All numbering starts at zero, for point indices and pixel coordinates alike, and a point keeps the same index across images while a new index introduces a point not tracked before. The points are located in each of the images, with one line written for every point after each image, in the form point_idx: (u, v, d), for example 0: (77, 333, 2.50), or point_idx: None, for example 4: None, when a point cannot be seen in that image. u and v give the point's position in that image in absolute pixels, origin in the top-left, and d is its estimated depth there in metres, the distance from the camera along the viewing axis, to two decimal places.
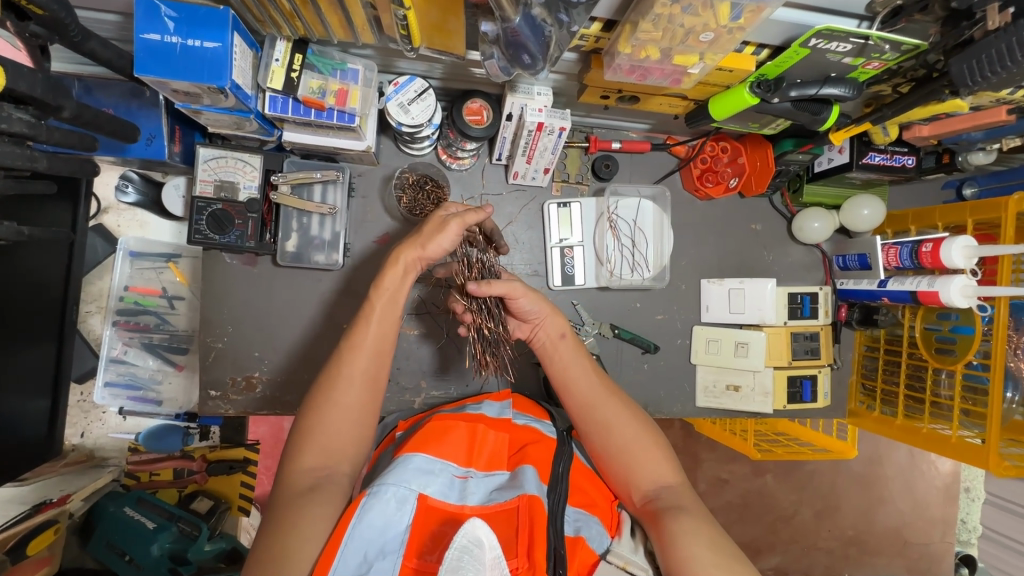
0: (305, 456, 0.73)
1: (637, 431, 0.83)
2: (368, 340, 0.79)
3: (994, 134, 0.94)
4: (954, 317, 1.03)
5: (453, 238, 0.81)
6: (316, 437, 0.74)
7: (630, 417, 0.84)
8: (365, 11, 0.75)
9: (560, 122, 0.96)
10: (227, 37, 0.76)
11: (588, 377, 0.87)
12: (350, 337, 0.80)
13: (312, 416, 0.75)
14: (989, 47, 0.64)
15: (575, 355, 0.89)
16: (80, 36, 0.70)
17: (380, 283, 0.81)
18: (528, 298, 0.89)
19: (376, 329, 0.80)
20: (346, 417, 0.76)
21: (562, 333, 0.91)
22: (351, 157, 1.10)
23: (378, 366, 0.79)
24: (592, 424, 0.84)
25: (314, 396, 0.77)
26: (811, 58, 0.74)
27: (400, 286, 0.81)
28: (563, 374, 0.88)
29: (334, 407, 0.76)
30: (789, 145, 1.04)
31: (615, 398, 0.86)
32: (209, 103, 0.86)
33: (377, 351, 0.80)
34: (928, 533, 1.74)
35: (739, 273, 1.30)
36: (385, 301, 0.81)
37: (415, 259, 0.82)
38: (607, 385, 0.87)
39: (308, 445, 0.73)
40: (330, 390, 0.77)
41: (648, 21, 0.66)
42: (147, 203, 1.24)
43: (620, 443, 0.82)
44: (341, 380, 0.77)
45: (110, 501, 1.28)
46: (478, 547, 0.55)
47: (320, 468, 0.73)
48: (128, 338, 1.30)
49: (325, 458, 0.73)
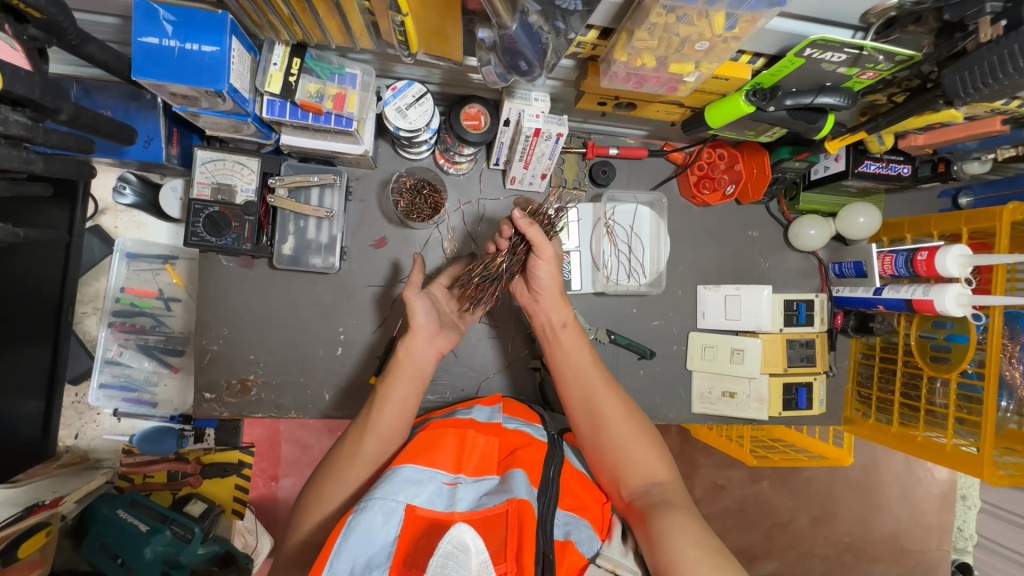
0: (303, 529, 0.79)
1: (631, 428, 0.84)
2: (376, 427, 0.82)
3: (988, 144, 0.94)
4: (949, 325, 1.03)
5: (421, 302, 0.91)
6: (314, 512, 0.79)
7: (625, 413, 0.85)
8: (363, 17, 0.76)
9: (558, 128, 0.97)
10: (225, 41, 0.76)
11: (588, 368, 0.90)
12: (359, 425, 0.84)
13: (317, 489, 0.81)
14: (983, 58, 0.64)
15: (578, 344, 0.92)
16: (78, 40, 0.70)
17: (393, 377, 0.85)
18: (547, 268, 0.91)
19: (385, 416, 0.83)
20: (344, 498, 0.80)
21: (565, 322, 0.93)
22: (349, 161, 1.10)
23: (382, 453, 0.82)
24: (587, 416, 0.86)
25: (325, 466, 0.83)
26: (806, 67, 0.74)
27: (428, 366, 0.90)
28: (564, 365, 0.91)
29: (334, 487, 0.80)
30: (785, 153, 1.05)
31: (613, 394, 0.87)
32: (207, 106, 0.86)
33: (384, 437, 0.82)
34: (925, 540, 1.73)
35: (736, 280, 1.31)
36: (399, 390, 0.85)
37: (427, 343, 0.90)
38: (606, 380, 0.89)
39: (310, 511, 0.80)
40: (333, 471, 0.81)
41: (644, 30, 0.67)
42: (145, 205, 1.24)
43: (614, 437, 0.83)
44: (344, 463, 0.81)
45: (103, 504, 1.26)
46: (463, 552, 0.55)
47: (317, 535, 0.78)
48: (123, 340, 1.30)
49: (318, 531, 0.79)
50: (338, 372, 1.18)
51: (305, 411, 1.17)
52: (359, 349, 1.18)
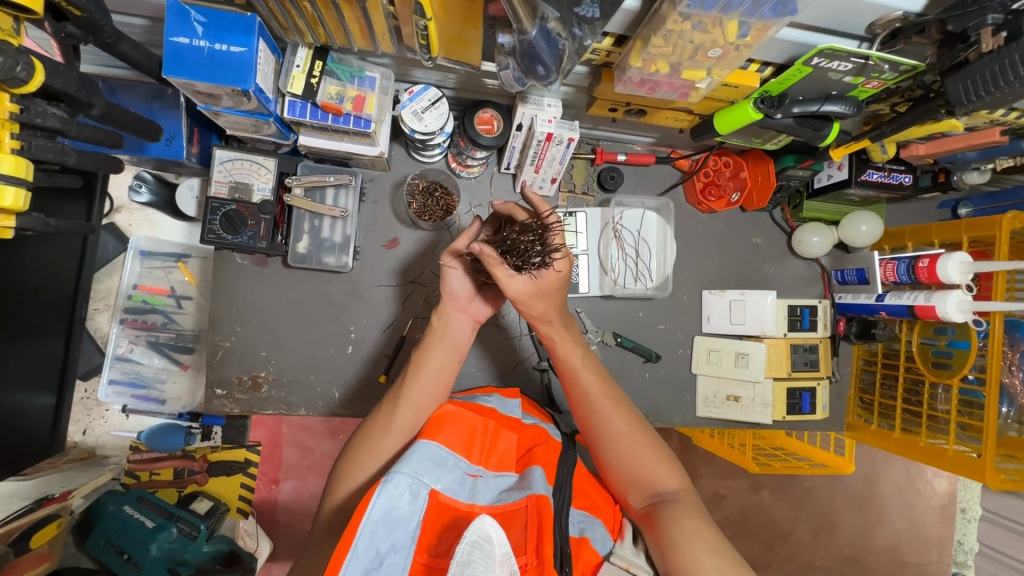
0: (339, 493, 0.78)
1: (639, 440, 0.82)
2: (412, 393, 0.85)
3: (988, 154, 0.96)
4: (951, 332, 1.05)
5: (456, 273, 0.90)
6: (348, 480, 0.79)
7: (632, 426, 0.84)
8: (387, 20, 0.78)
9: (569, 133, 0.99)
10: (253, 42, 0.79)
11: (593, 385, 0.86)
12: (395, 390, 0.87)
13: (349, 458, 0.81)
14: (984, 68, 0.67)
15: (580, 361, 0.88)
16: (114, 38, 0.73)
17: (428, 346, 0.89)
18: (528, 300, 0.85)
19: (424, 380, 0.86)
20: (374, 470, 0.80)
21: (554, 347, 0.90)
22: (364, 163, 1.13)
23: (417, 421, 0.84)
24: (594, 430, 0.85)
25: (358, 439, 0.84)
26: (814, 76, 0.77)
27: (464, 338, 0.92)
28: (566, 378, 0.88)
29: (369, 453, 0.80)
30: (790, 161, 1.08)
31: (619, 407, 0.85)
32: (230, 105, 0.89)
33: (418, 403, 0.84)
34: (925, 553, 1.74)
35: (740, 285, 1.33)
36: (443, 348, 0.89)
37: (460, 315, 0.92)
38: (612, 394, 0.86)
39: (340, 482, 0.79)
40: (368, 439, 0.82)
41: (660, 36, 0.69)
42: (159, 203, 1.26)
43: (622, 450, 0.82)
44: (379, 430, 0.82)
45: (110, 500, 1.27)
46: (488, 543, 0.55)
47: (343, 509, 0.77)
48: (134, 337, 1.31)
49: (353, 497, 0.78)
50: (348, 370, 1.19)
51: (313, 409, 1.18)
52: (369, 349, 1.20)
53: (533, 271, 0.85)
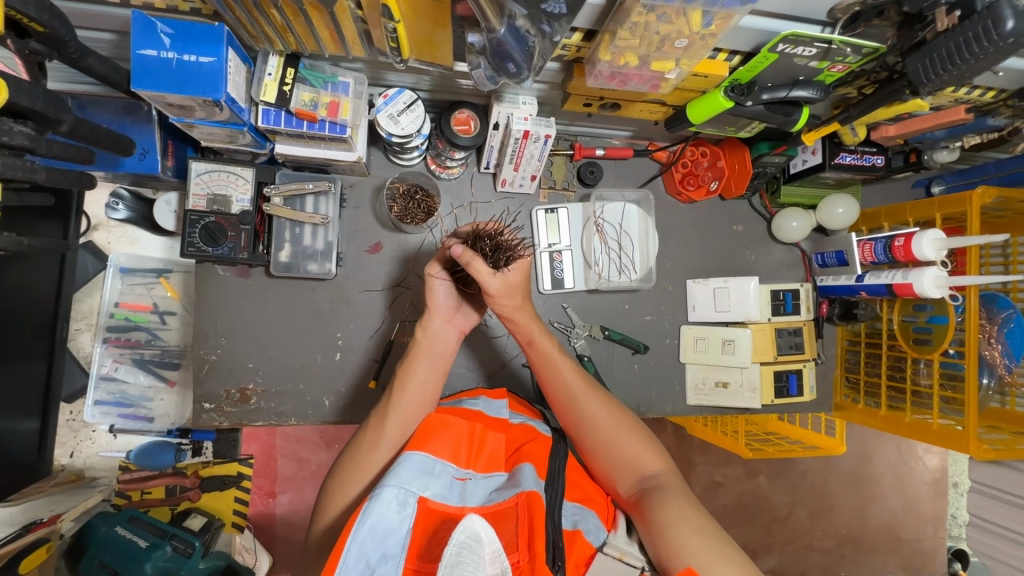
0: (329, 512, 0.78)
1: (620, 429, 0.85)
2: (397, 408, 0.84)
3: (955, 132, 0.99)
4: (930, 308, 1.08)
5: (441, 284, 0.92)
6: (337, 498, 0.79)
7: (611, 414, 0.86)
8: (356, 25, 0.78)
9: (545, 129, 1.00)
10: (222, 52, 0.78)
11: (569, 376, 0.89)
12: (381, 408, 0.86)
13: (336, 478, 0.81)
14: (941, 46, 0.68)
15: (556, 352, 0.91)
16: (79, 53, 0.72)
17: (412, 358, 0.89)
18: (502, 296, 0.86)
19: (413, 395, 0.86)
20: (363, 487, 0.79)
21: (530, 340, 0.91)
22: (342, 169, 1.12)
23: (405, 435, 0.83)
24: (576, 422, 0.87)
25: (346, 457, 0.83)
26: (780, 62, 0.79)
27: (449, 346, 0.93)
28: (545, 372, 0.90)
29: (356, 470, 0.80)
30: (765, 148, 1.10)
31: (597, 397, 0.88)
32: (202, 116, 0.88)
33: (405, 418, 0.84)
34: (920, 529, 1.76)
35: (723, 273, 1.34)
36: (430, 358, 0.90)
37: (446, 324, 0.92)
38: (589, 385, 0.89)
39: (329, 503, 0.79)
40: (356, 456, 0.82)
41: (626, 29, 0.70)
42: (137, 219, 1.25)
43: (603, 439, 0.85)
44: (368, 447, 0.82)
45: (101, 522, 1.23)
46: (477, 542, 0.55)
47: (332, 527, 0.77)
48: (118, 355, 1.30)
49: (346, 511, 0.78)
50: (337, 378, 1.19)
51: (304, 418, 1.18)
52: (358, 356, 1.19)
53: (506, 269, 0.86)
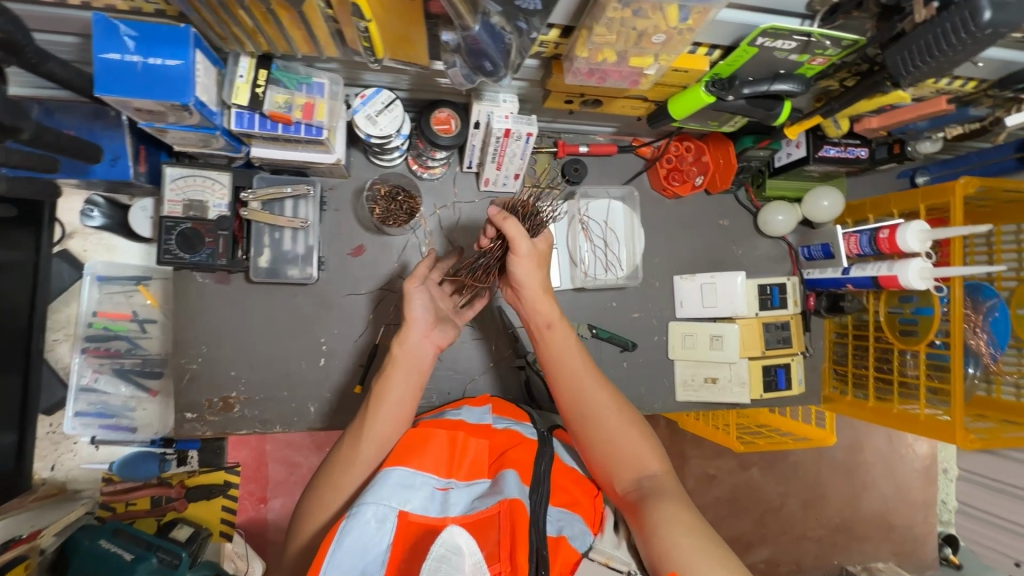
0: (303, 533, 0.78)
1: (621, 426, 0.84)
2: (374, 427, 0.81)
3: (938, 123, 0.98)
4: (914, 300, 1.08)
5: (419, 297, 0.91)
6: (313, 517, 0.78)
7: (616, 410, 0.85)
8: (328, 24, 0.76)
9: (527, 128, 0.98)
10: (189, 54, 0.76)
11: (578, 366, 0.88)
12: (356, 426, 0.83)
13: (311, 497, 0.80)
14: (920, 38, 0.68)
15: (567, 341, 0.89)
16: (38, 58, 0.70)
17: (387, 376, 0.85)
18: (530, 266, 0.86)
19: (389, 414, 0.82)
20: (338, 507, 0.78)
21: (550, 323, 0.89)
22: (321, 171, 1.10)
23: (381, 453, 0.81)
24: (579, 414, 0.85)
25: (322, 474, 0.82)
26: (760, 56, 0.77)
27: (426, 363, 0.89)
28: (553, 361, 0.89)
29: (332, 490, 0.79)
30: (749, 142, 1.09)
31: (604, 391, 0.87)
32: (173, 120, 0.86)
33: (383, 437, 0.81)
34: (911, 516, 1.78)
35: (710, 269, 1.34)
36: (407, 374, 0.86)
37: (422, 340, 0.90)
38: (597, 377, 0.88)
39: (304, 522, 0.78)
40: (332, 475, 0.80)
41: (602, 25, 0.69)
42: (113, 225, 1.23)
43: (606, 434, 0.83)
44: (343, 466, 0.80)
45: (84, 535, 1.18)
46: (457, 555, 0.54)
47: (308, 548, 0.77)
48: (98, 365, 1.27)
49: (320, 532, 0.77)
50: (323, 383, 1.17)
51: (290, 425, 1.16)
52: (344, 360, 1.18)
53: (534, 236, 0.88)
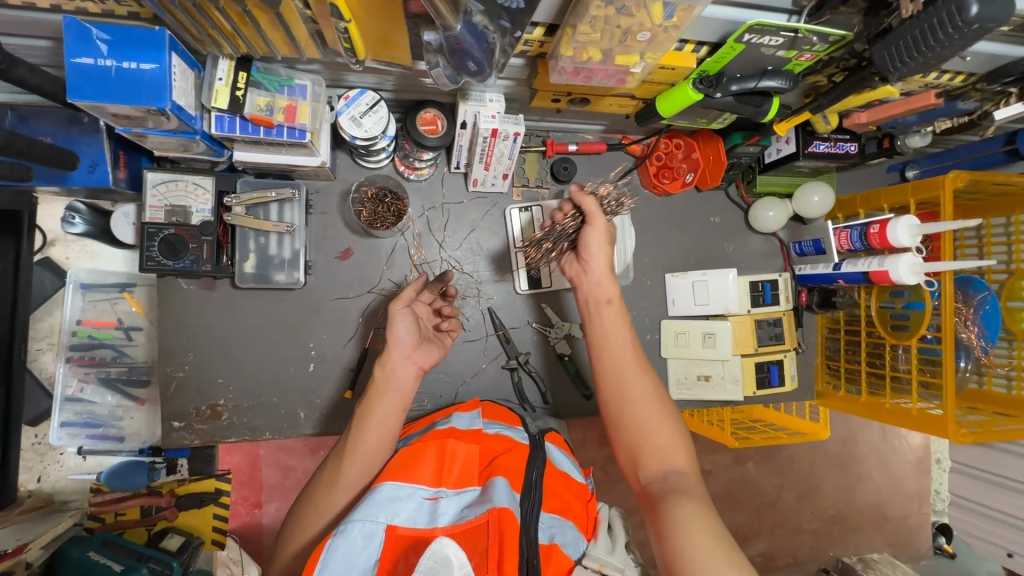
0: (287, 551, 0.78)
1: (656, 417, 0.82)
2: (358, 449, 0.80)
3: (926, 117, 0.98)
4: (906, 295, 1.07)
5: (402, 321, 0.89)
6: (298, 536, 0.79)
7: (654, 399, 0.84)
8: (307, 26, 0.75)
9: (514, 127, 0.96)
10: (164, 57, 0.74)
11: (624, 349, 0.87)
12: (341, 446, 0.82)
13: (297, 516, 0.80)
14: (906, 33, 0.67)
15: (617, 323, 0.89)
16: (5, 63, 0.68)
17: (371, 401, 0.83)
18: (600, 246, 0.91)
19: (373, 436, 0.81)
20: (323, 527, 0.78)
21: (611, 299, 0.90)
22: (306, 174, 1.09)
23: (367, 474, 0.80)
24: (619, 397, 0.85)
25: (309, 492, 0.82)
26: (747, 52, 0.76)
27: (409, 385, 0.86)
28: (600, 340, 0.88)
29: (316, 511, 0.79)
30: (738, 138, 1.07)
31: (646, 378, 0.85)
32: (152, 125, 0.84)
33: (368, 457, 0.80)
34: (905, 506, 1.79)
35: (702, 266, 1.33)
36: (392, 396, 0.84)
37: (404, 361, 0.87)
38: (642, 363, 0.86)
39: (289, 541, 0.79)
40: (316, 495, 0.80)
41: (585, 23, 0.68)
42: (95, 232, 1.21)
43: (641, 422, 0.82)
44: (327, 486, 0.80)
45: (72, 547, 1.16)
46: (445, 567, 0.53)
47: (292, 567, 0.77)
48: (83, 374, 1.25)
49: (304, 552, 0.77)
50: (313, 388, 1.16)
51: (280, 432, 1.15)
52: (334, 364, 1.16)
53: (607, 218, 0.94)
